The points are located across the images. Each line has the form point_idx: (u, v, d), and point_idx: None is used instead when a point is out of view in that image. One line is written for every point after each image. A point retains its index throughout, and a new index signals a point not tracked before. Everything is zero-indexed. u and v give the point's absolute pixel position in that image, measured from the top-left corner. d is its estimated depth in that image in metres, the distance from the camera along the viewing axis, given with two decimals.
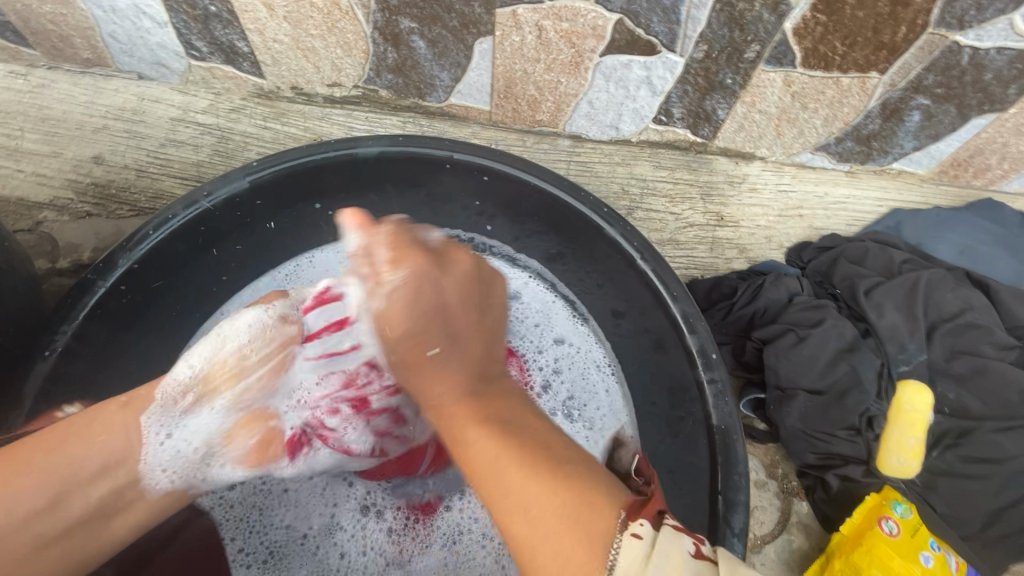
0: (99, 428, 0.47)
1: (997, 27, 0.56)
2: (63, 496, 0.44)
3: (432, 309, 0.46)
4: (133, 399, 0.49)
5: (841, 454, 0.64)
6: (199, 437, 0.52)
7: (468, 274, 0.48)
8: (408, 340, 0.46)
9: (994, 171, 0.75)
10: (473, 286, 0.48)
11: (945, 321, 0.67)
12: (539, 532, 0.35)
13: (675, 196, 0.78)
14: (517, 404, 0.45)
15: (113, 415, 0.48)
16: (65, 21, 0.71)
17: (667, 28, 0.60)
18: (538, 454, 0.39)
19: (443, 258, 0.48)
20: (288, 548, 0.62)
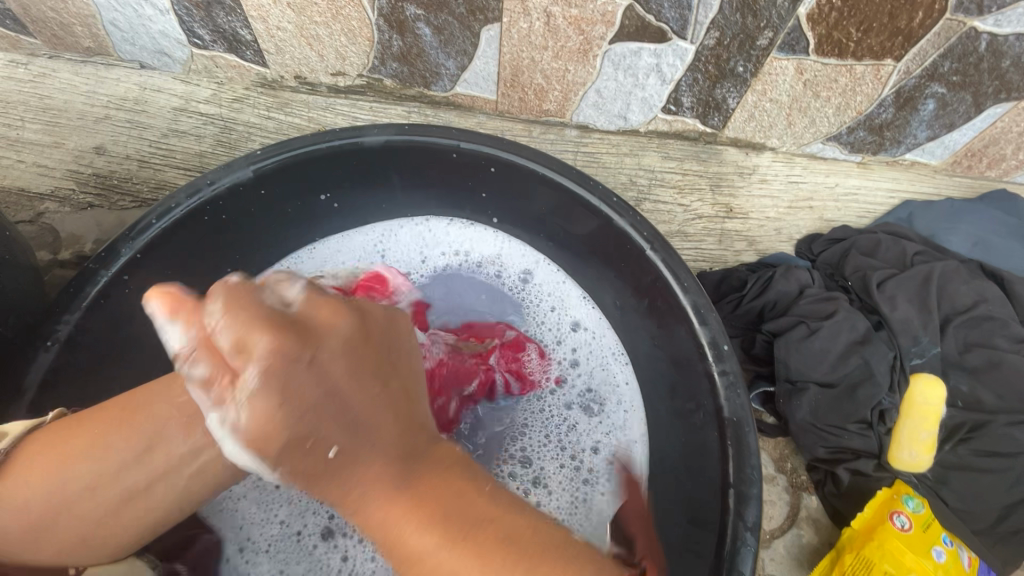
0: (182, 391, 0.46)
1: (1016, 12, 0.55)
2: (126, 472, 0.45)
3: (309, 400, 0.34)
4: (206, 368, 0.48)
5: (852, 449, 0.63)
6: None
7: (337, 340, 0.36)
8: (296, 450, 0.34)
9: (1008, 161, 0.74)
10: (349, 362, 0.36)
11: (958, 314, 0.66)
12: None
13: (683, 188, 0.77)
14: (463, 484, 0.37)
15: (190, 382, 0.48)
16: (65, 9, 0.70)
17: (677, 14, 0.59)
18: (502, 547, 0.34)
19: (303, 326, 0.35)
20: (282, 547, 0.61)
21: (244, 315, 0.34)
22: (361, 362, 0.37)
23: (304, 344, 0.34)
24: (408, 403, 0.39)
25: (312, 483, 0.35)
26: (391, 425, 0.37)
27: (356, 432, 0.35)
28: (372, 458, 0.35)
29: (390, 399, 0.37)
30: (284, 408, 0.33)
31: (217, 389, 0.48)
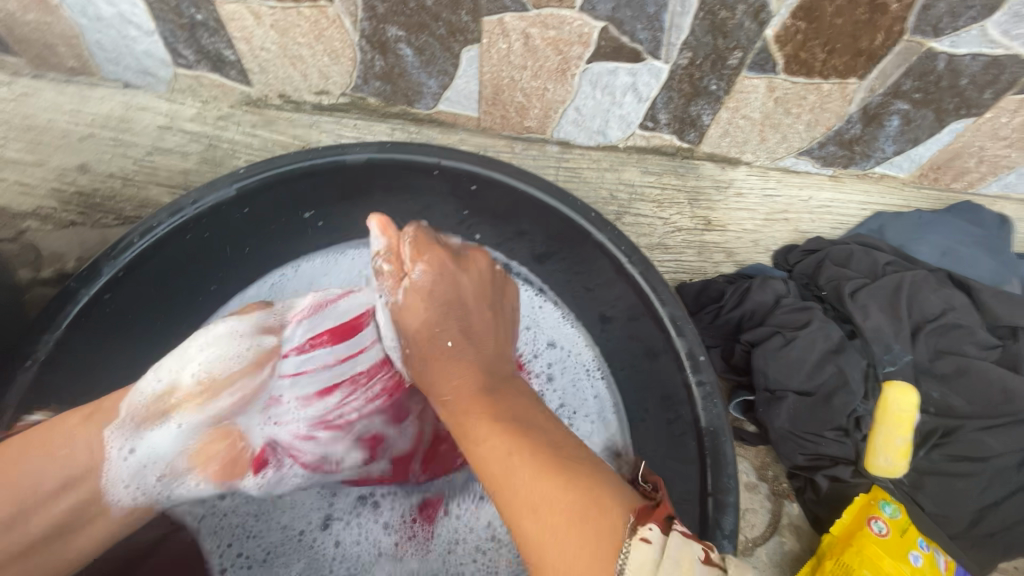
0: (62, 440, 0.46)
1: (970, 35, 0.57)
2: (24, 514, 0.44)
3: (444, 299, 0.52)
4: (98, 412, 0.48)
5: (830, 456, 0.64)
6: (162, 451, 0.51)
7: (474, 277, 0.55)
8: (420, 344, 0.52)
9: (973, 173, 0.76)
10: (483, 293, 0.55)
11: (928, 321, 0.67)
12: (533, 526, 0.36)
13: (662, 202, 0.79)
14: (526, 403, 0.46)
15: (72, 430, 0.47)
16: (50, 30, 0.71)
17: (651, 36, 0.61)
18: (552, 450, 0.40)
19: (461, 265, 0.55)
20: (282, 549, 0.63)
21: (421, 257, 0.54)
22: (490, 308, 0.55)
23: (450, 274, 0.54)
24: (499, 343, 0.53)
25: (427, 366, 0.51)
26: (487, 349, 0.51)
27: (468, 340, 0.51)
28: (464, 356, 0.50)
29: (495, 330, 0.54)
30: (433, 304, 0.52)
31: (112, 438, 0.48)
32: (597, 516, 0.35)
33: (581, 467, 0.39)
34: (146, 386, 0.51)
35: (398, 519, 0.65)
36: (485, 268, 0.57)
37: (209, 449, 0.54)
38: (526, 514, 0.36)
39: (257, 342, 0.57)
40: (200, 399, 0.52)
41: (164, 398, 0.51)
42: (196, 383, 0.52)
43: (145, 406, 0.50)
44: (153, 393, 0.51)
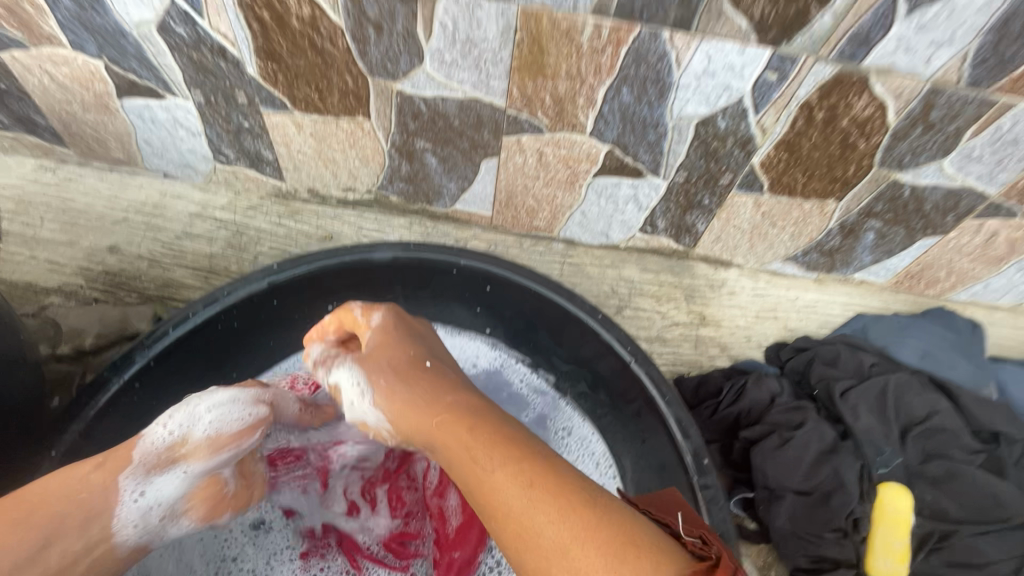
0: (77, 487, 0.48)
1: (929, 170, 0.66)
2: (46, 549, 0.45)
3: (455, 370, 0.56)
4: (109, 460, 0.50)
5: (832, 558, 0.65)
6: (167, 497, 0.52)
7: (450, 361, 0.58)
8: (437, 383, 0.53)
9: (943, 283, 0.83)
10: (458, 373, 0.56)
11: (915, 424, 0.69)
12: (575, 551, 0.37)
13: (661, 297, 0.85)
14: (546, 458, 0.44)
15: (88, 476, 0.49)
16: (105, 128, 0.77)
17: (651, 158, 0.69)
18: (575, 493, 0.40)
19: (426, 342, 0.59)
20: None
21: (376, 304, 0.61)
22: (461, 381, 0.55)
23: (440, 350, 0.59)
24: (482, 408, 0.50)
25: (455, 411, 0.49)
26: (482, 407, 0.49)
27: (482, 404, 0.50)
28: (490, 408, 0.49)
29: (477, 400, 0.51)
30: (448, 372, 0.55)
31: (126, 484, 0.50)
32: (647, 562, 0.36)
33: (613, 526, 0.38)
34: (157, 434, 0.52)
35: None
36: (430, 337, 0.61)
37: (210, 492, 0.54)
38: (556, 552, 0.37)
39: (252, 411, 0.56)
40: (205, 454, 0.53)
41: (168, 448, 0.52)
42: (204, 438, 0.53)
43: (157, 453, 0.51)
44: (164, 441, 0.52)
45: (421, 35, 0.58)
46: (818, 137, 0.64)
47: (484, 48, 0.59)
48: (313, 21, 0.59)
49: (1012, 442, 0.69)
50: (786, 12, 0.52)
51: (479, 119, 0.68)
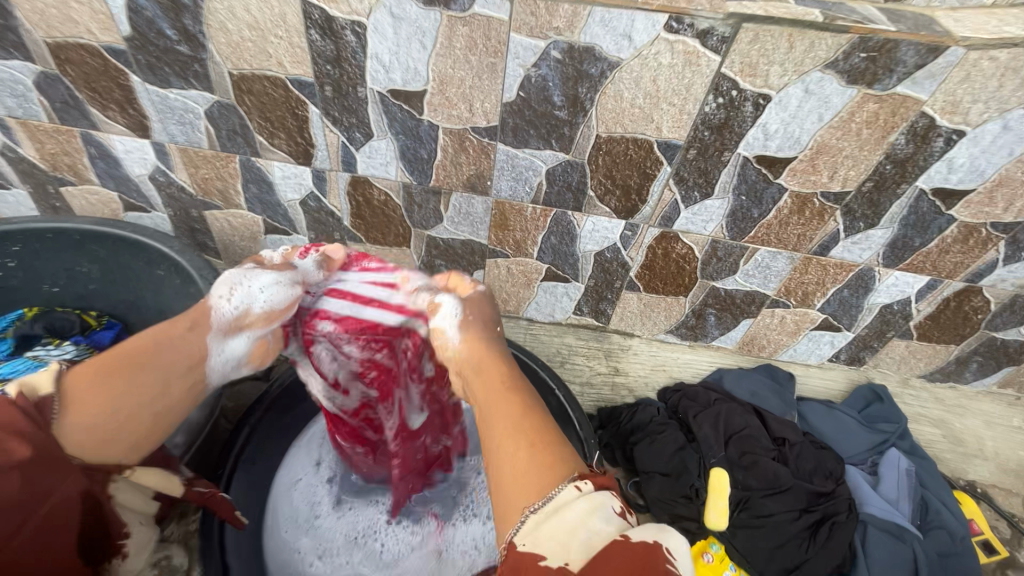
0: (183, 344, 0.76)
1: (729, 281, 1.16)
2: (168, 386, 0.74)
3: (492, 350, 0.79)
4: (198, 325, 0.78)
5: (682, 513, 1.06)
6: (234, 353, 0.82)
7: (491, 327, 0.84)
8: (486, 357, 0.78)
9: (767, 348, 1.30)
10: (499, 348, 0.80)
11: (735, 433, 1.13)
12: (522, 456, 0.61)
13: (589, 356, 1.32)
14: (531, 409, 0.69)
15: (191, 334, 0.77)
16: (251, 249, 1.29)
17: (572, 271, 1.20)
18: (541, 431, 0.65)
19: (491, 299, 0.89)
20: (286, 518, 1.03)
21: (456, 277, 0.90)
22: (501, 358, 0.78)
23: (487, 328, 0.83)
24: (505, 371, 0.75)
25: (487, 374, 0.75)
26: (505, 371, 0.75)
27: (515, 374, 0.75)
28: (515, 378, 0.74)
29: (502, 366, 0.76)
30: (486, 338, 0.81)
31: (212, 343, 0.79)
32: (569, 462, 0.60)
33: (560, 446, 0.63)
34: (225, 306, 0.80)
35: (363, 531, 1.05)
36: (483, 308, 0.85)
37: (263, 348, 0.85)
38: (516, 454, 0.62)
39: (290, 289, 0.84)
40: (260, 323, 0.83)
41: (234, 319, 0.81)
42: (260, 312, 0.82)
43: (228, 320, 0.80)
44: (232, 312, 0.80)
45: (442, 207, 1.11)
46: (662, 262, 1.14)
47: (476, 215, 1.12)
48: (386, 200, 1.12)
49: (793, 445, 1.12)
50: (626, 205, 1.04)
51: (472, 249, 1.19)
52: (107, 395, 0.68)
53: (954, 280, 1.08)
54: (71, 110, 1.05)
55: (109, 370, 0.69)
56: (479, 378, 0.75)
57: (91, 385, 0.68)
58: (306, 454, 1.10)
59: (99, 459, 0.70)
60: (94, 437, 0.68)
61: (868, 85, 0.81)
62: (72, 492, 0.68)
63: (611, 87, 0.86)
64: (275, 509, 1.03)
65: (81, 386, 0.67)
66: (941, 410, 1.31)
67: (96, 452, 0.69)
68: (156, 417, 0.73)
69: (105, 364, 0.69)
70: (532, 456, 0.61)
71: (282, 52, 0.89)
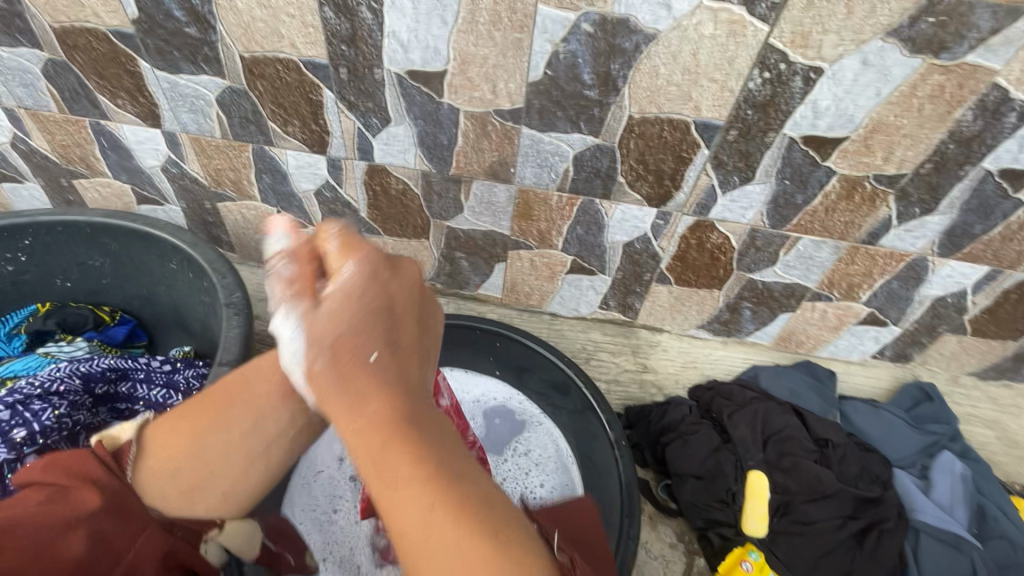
0: (262, 372, 0.73)
1: (768, 273, 1.09)
2: (259, 422, 0.73)
3: (365, 354, 0.63)
4: (262, 340, 0.75)
5: (718, 519, 1.00)
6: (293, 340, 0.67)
7: (396, 320, 0.69)
8: (343, 362, 0.62)
9: (806, 345, 1.23)
10: (388, 358, 0.64)
11: (774, 433, 1.06)
12: (437, 556, 0.49)
13: (615, 353, 1.26)
14: (444, 460, 0.55)
15: (272, 355, 0.74)
16: (266, 243, 1.26)
17: (599, 263, 1.14)
18: (464, 506, 0.52)
19: (395, 269, 0.72)
20: (305, 513, 1.04)
21: (354, 251, 0.71)
22: (393, 381, 0.62)
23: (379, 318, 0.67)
24: (402, 397, 0.61)
25: (355, 393, 0.60)
26: (391, 397, 0.60)
27: (396, 396, 0.60)
28: (395, 405, 0.59)
29: (391, 394, 0.60)
30: (355, 330, 0.64)
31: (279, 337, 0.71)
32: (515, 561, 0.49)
33: (492, 531, 0.51)
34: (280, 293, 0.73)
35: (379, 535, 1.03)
36: (403, 276, 0.73)
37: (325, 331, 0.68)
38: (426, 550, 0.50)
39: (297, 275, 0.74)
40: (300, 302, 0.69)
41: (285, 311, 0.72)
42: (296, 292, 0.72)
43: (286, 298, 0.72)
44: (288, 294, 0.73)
45: (462, 196, 1.06)
46: (696, 253, 1.08)
47: (498, 205, 1.06)
48: (403, 190, 1.07)
49: (836, 446, 1.05)
50: (659, 191, 0.98)
51: (494, 241, 1.14)
52: (193, 443, 0.70)
53: (1017, 270, 1.00)
54: (81, 99, 1.01)
55: (186, 422, 0.71)
56: (356, 421, 0.58)
57: (175, 431, 0.71)
58: (329, 450, 1.10)
59: (188, 510, 0.73)
60: (174, 486, 0.71)
61: (934, 55, 0.73)
62: (149, 551, 0.65)
63: (646, 62, 0.80)
64: (293, 499, 1.04)
65: (160, 436, 0.71)
66: (994, 410, 1.23)
67: (178, 503, 0.72)
68: (240, 473, 0.74)
69: (184, 412, 0.72)
70: (452, 559, 0.49)
71: (295, 32, 0.84)
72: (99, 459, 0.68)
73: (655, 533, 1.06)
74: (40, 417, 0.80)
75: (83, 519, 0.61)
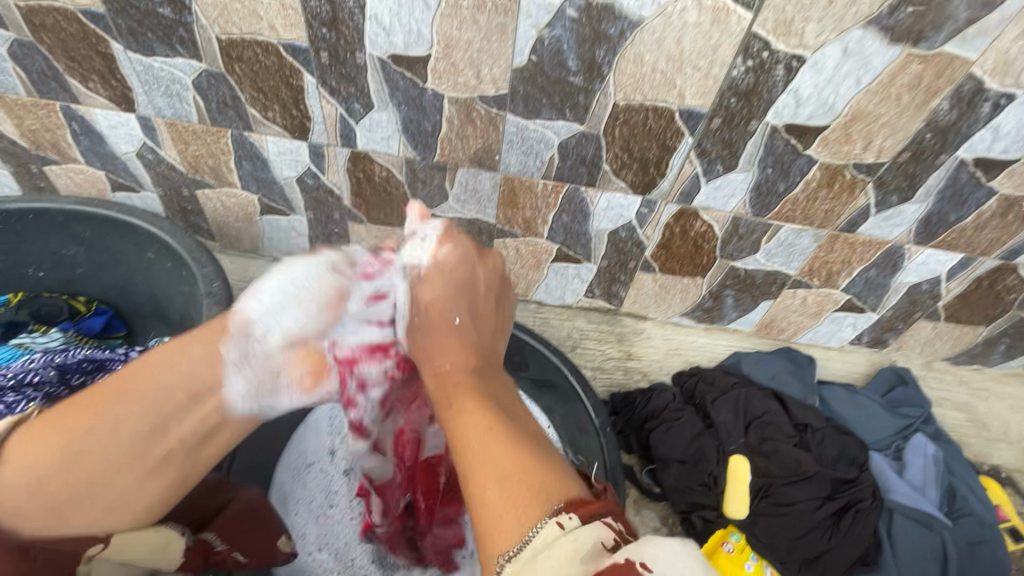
0: (173, 368, 0.67)
1: (750, 260, 1.10)
2: (159, 426, 0.66)
3: (440, 311, 0.77)
4: (203, 332, 0.71)
5: (699, 502, 1.03)
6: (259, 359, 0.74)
7: (485, 279, 0.80)
8: (429, 316, 0.77)
9: (787, 331, 1.26)
10: (473, 322, 0.78)
11: (754, 419, 1.08)
12: (496, 489, 0.54)
13: (601, 340, 1.27)
14: (502, 399, 0.69)
15: (192, 351, 0.69)
16: (247, 231, 1.24)
17: (585, 251, 1.14)
18: (508, 443, 0.59)
19: (483, 256, 0.81)
20: (297, 506, 1.03)
21: (451, 236, 0.81)
22: (463, 347, 0.75)
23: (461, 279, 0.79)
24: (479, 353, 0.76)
25: (432, 330, 0.77)
26: (462, 346, 0.75)
27: (445, 342, 0.76)
28: (453, 358, 0.74)
29: (461, 347, 0.75)
30: (446, 299, 0.77)
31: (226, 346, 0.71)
32: (545, 492, 0.53)
33: (526, 469, 0.55)
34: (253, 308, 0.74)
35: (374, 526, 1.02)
36: (495, 265, 0.82)
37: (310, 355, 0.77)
38: (484, 478, 0.56)
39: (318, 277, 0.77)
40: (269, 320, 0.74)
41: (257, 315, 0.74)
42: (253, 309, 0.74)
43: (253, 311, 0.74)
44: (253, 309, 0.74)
45: (447, 184, 1.05)
46: (679, 242, 1.09)
47: (483, 192, 1.05)
48: (388, 177, 1.06)
49: (815, 430, 1.07)
50: (643, 179, 0.98)
51: (479, 229, 1.14)
52: (55, 457, 0.61)
53: (989, 257, 1.02)
54: (49, 82, 0.98)
55: (48, 426, 0.62)
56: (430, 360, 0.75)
57: (30, 439, 0.61)
58: (317, 443, 1.07)
59: (54, 530, 0.64)
60: (39, 499, 0.61)
61: (912, 44, 0.74)
62: (3, 573, 0.60)
63: (631, 49, 0.80)
64: (285, 494, 1.03)
65: (22, 447, 0.60)
66: (964, 394, 1.27)
67: (50, 517, 0.63)
68: (151, 469, 0.67)
69: (66, 409, 0.63)
70: (503, 480, 0.54)
71: (273, 14, 0.82)
72: None
73: (639, 517, 1.09)
74: (15, 408, 0.79)
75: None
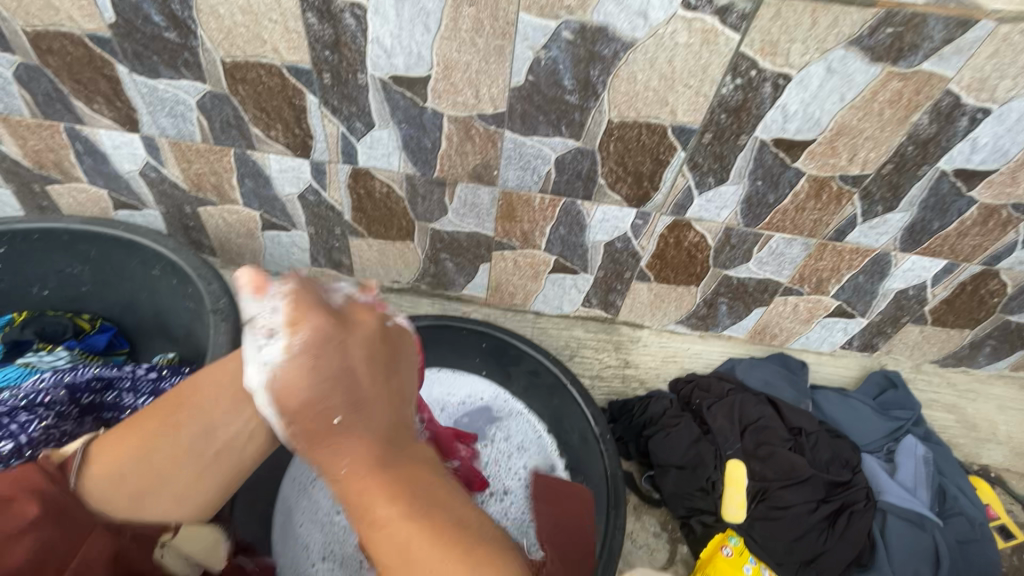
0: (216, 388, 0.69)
1: (742, 269, 1.13)
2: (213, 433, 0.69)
3: (326, 382, 0.64)
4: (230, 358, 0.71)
5: (699, 506, 1.05)
6: None
7: (362, 343, 0.68)
8: (308, 414, 0.63)
9: (779, 337, 1.29)
10: (360, 408, 0.64)
11: (750, 424, 1.10)
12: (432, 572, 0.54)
13: (599, 349, 1.29)
14: (425, 480, 0.62)
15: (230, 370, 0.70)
16: (248, 247, 1.26)
17: (581, 262, 1.17)
18: (435, 531, 0.56)
19: (350, 328, 0.68)
20: (304, 515, 1.04)
21: (300, 319, 0.66)
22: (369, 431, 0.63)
23: (327, 340, 0.66)
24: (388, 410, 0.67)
25: (316, 441, 0.63)
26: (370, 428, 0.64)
27: (354, 426, 0.63)
28: (357, 441, 0.62)
29: (356, 427, 0.63)
30: (312, 378, 0.64)
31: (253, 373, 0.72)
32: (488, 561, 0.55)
33: (465, 547, 0.55)
34: None
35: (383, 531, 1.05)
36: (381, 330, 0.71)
37: None
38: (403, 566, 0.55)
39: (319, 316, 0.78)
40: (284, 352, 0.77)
41: None
42: None
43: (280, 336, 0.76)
44: None
45: (446, 199, 1.08)
46: (673, 252, 1.12)
47: (482, 207, 1.08)
48: (388, 193, 1.08)
49: (809, 434, 1.10)
50: (638, 192, 1.01)
51: (478, 242, 1.16)
52: (131, 456, 0.66)
53: (972, 263, 1.06)
54: (54, 104, 0.99)
55: (128, 429, 0.68)
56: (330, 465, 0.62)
57: (113, 440, 0.67)
58: None
59: (138, 517, 0.69)
60: (119, 491, 0.66)
61: (892, 63, 0.77)
62: (95, 555, 0.65)
63: (624, 69, 0.83)
64: (289, 506, 1.04)
65: (105, 449, 0.67)
66: (953, 395, 1.30)
67: (128, 507, 0.68)
68: (203, 473, 0.69)
69: (136, 417, 0.69)
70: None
71: (277, 37, 0.84)
72: (46, 473, 0.65)
73: (640, 523, 1.10)
74: (26, 430, 0.80)
75: (29, 528, 0.61)
